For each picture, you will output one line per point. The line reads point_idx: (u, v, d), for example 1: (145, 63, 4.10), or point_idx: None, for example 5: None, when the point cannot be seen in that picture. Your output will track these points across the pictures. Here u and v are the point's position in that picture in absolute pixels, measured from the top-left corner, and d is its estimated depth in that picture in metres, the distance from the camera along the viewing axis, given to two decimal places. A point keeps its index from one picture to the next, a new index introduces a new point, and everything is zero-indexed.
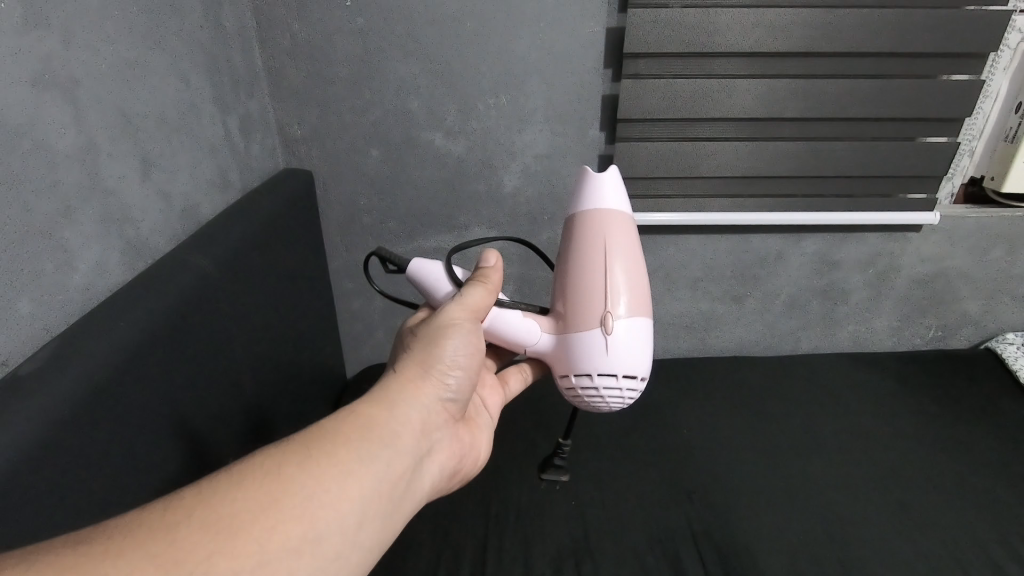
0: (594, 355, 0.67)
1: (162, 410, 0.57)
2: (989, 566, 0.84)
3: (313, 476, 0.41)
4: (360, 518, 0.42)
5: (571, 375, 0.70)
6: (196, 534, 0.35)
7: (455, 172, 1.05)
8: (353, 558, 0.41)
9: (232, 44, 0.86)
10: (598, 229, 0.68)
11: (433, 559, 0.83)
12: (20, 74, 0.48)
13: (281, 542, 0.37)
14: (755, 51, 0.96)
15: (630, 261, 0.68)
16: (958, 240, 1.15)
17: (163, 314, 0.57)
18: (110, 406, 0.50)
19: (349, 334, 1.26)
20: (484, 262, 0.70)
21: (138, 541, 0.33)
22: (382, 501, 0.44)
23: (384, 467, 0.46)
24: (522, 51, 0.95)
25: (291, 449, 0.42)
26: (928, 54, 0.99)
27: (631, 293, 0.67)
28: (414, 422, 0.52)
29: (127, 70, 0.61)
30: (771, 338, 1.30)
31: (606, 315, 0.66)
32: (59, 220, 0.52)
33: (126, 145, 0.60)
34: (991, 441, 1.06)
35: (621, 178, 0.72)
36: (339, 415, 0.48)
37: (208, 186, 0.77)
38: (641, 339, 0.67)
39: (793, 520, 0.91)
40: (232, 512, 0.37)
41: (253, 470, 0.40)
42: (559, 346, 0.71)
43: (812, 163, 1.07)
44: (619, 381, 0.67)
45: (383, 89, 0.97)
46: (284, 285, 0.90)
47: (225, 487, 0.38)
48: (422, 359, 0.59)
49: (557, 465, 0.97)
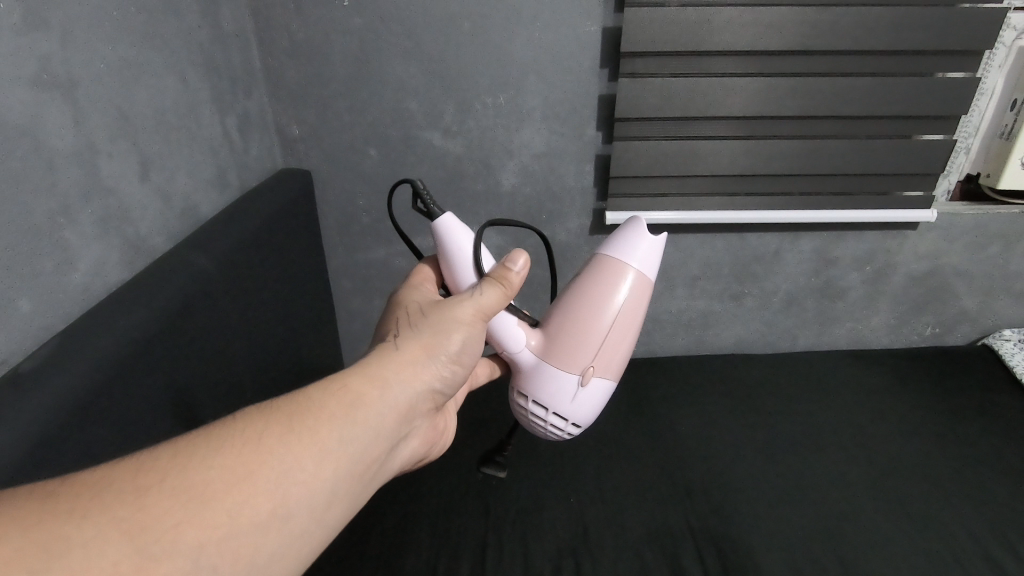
0: (560, 396, 0.74)
1: (154, 404, 0.61)
2: (978, 557, 0.85)
3: (290, 455, 0.44)
4: (328, 499, 0.46)
5: (529, 398, 0.77)
6: (170, 499, 0.38)
7: (454, 172, 1.09)
8: (316, 534, 0.45)
9: (231, 45, 0.90)
10: (623, 293, 0.71)
11: (432, 552, 0.86)
12: (20, 76, 0.52)
13: (252, 515, 0.41)
14: (753, 50, 0.94)
15: (631, 333, 0.73)
16: (954, 237, 1.17)
17: (153, 317, 0.61)
18: (104, 404, 0.54)
19: (354, 331, 1.31)
20: (512, 263, 0.68)
21: (115, 499, 0.37)
22: (350, 484, 0.48)
23: (358, 453, 0.49)
24: (517, 50, 0.98)
25: (276, 424, 0.46)
26: (930, 52, 0.96)
27: (616, 362, 0.73)
28: (399, 410, 0.56)
29: (123, 72, 0.65)
30: (770, 335, 1.32)
31: (588, 371, 0.72)
32: (58, 220, 0.57)
33: (122, 145, 0.65)
34: (989, 436, 1.07)
35: (661, 250, 0.74)
36: (328, 392, 0.51)
37: (204, 185, 0.82)
38: (601, 398, 0.75)
39: (778, 511, 0.93)
40: (209, 480, 0.40)
41: (236, 441, 0.43)
42: (533, 368, 0.75)
43: (810, 161, 1.04)
44: (566, 423, 0.76)
45: (382, 91, 1.01)
46: (286, 287, 0.95)
47: (204, 456, 0.42)
48: (426, 346, 0.61)
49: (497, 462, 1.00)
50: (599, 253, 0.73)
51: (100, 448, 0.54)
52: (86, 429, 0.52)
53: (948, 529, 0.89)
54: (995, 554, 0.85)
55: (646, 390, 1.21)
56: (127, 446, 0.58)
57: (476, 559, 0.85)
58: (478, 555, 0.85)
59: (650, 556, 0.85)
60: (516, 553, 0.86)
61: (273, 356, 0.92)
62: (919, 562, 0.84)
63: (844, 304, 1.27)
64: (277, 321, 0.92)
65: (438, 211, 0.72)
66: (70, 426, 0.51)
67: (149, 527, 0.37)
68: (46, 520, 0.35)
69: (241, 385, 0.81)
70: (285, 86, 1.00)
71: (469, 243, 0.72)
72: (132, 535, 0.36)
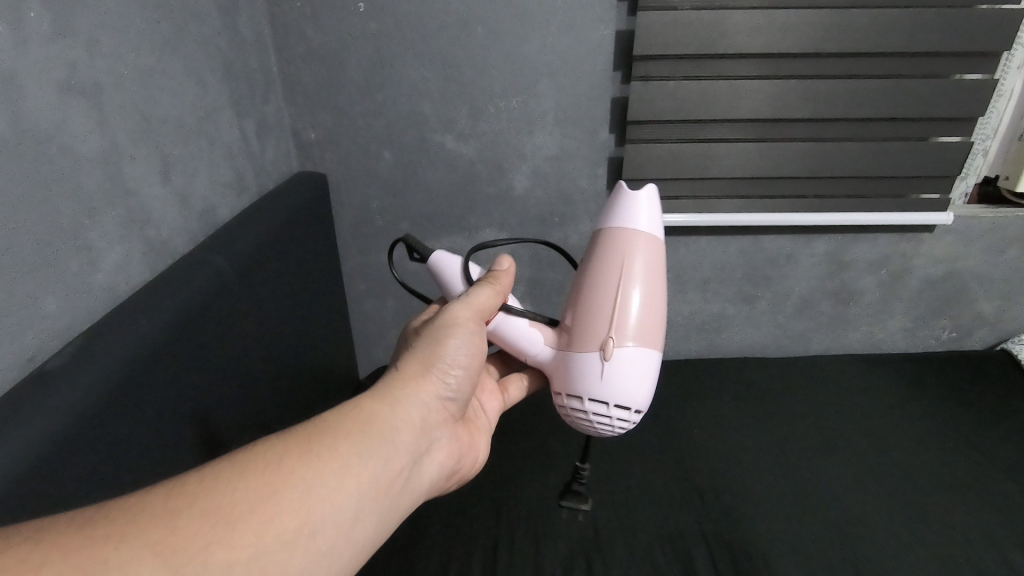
0: (590, 378, 0.70)
1: (174, 402, 0.63)
2: (996, 563, 0.84)
3: (309, 471, 0.45)
4: (354, 514, 0.47)
5: (564, 393, 0.74)
6: (195, 522, 0.39)
7: (467, 175, 1.10)
8: (347, 549, 0.46)
9: (249, 51, 0.92)
10: (622, 251, 0.70)
11: (446, 554, 0.87)
12: (48, 82, 0.54)
13: (279, 533, 0.42)
14: (766, 53, 0.94)
15: (647, 292, 0.70)
16: (971, 240, 1.16)
17: (175, 316, 0.63)
18: (127, 402, 0.56)
19: (367, 333, 1.32)
20: (497, 265, 0.74)
21: (144, 525, 0.38)
22: (376, 499, 0.49)
23: (378, 466, 0.50)
24: (530, 54, 0.98)
25: (292, 443, 0.47)
26: (944, 53, 0.95)
27: (638, 325, 0.69)
28: (414, 421, 0.57)
29: (147, 78, 0.67)
30: (784, 339, 1.31)
31: (606, 341, 0.68)
32: (83, 221, 0.58)
33: (145, 148, 0.67)
34: (1008, 442, 1.05)
35: (658, 203, 0.73)
36: (341, 412, 0.53)
37: (223, 188, 0.83)
38: (639, 371, 0.69)
39: (791, 515, 0.93)
40: (232, 502, 0.41)
41: (256, 463, 0.44)
42: (558, 360, 0.74)
43: (825, 164, 1.04)
44: (609, 409, 0.70)
45: (396, 95, 1.02)
46: (302, 289, 0.97)
47: (226, 479, 0.42)
48: (426, 358, 0.63)
49: (575, 492, 0.95)
50: (594, 227, 0.74)
51: (124, 447, 0.55)
52: (108, 431, 0.53)
53: (965, 534, 0.89)
54: (1014, 560, 0.84)
55: (658, 393, 1.21)
56: (150, 446, 0.59)
57: (488, 560, 0.85)
58: (491, 557, 0.86)
59: (662, 558, 0.85)
60: (528, 554, 0.86)
61: (289, 357, 0.93)
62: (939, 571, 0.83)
63: (859, 307, 1.25)
64: (292, 322, 0.93)
65: (427, 251, 0.78)
66: (92, 432, 0.52)
67: (179, 550, 0.37)
68: (78, 547, 0.35)
69: (258, 385, 0.82)
70: (301, 91, 1.02)
71: (458, 264, 0.75)
72: (164, 558, 0.37)
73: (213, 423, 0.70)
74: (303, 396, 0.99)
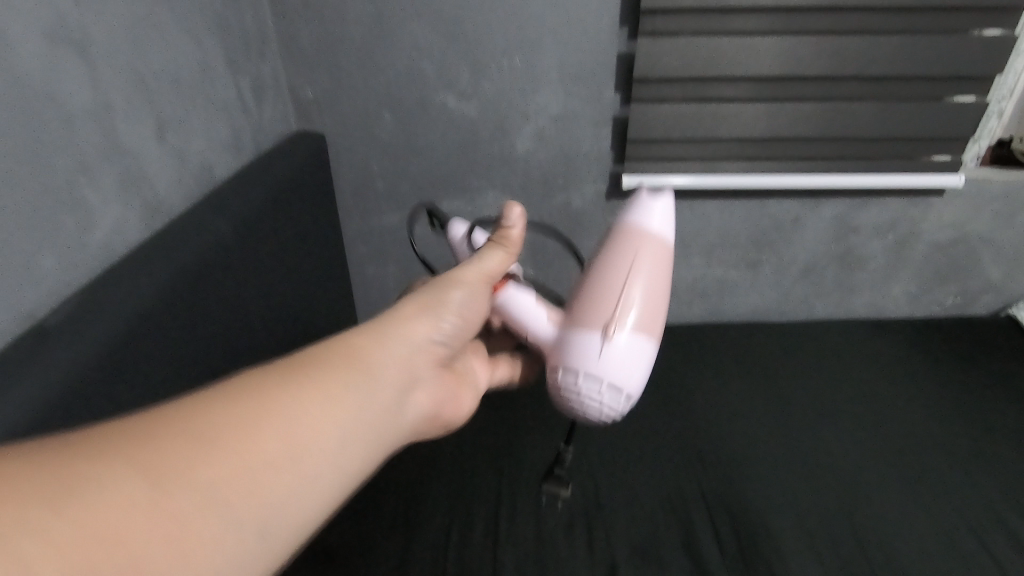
0: (586, 356, 0.67)
1: (177, 362, 0.63)
2: (997, 529, 0.85)
3: (296, 401, 0.45)
4: (339, 447, 0.47)
5: (556, 373, 0.70)
6: (178, 441, 0.39)
7: (468, 136, 1.08)
8: (332, 480, 0.46)
9: (243, 5, 0.89)
10: (635, 242, 0.71)
11: (449, 513, 0.88)
12: (34, 32, 0.52)
13: (262, 458, 0.42)
14: (777, 7, 0.91)
15: (654, 286, 0.70)
16: (980, 203, 1.14)
17: (173, 277, 0.62)
18: (130, 362, 0.56)
19: (367, 296, 1.32)
20: (508, 217, 0.70)
21: (126, 442, 0.38)
22: (361, 432, 0.49)
23: (365, 401, 0.50)
24: (534, 9, 0.95)
25: (282, 372, 0.47)
26: (962, 8, 0.92)
27: (643, 313, 0.68)
28: (404, 361, 0.57)
29: (137, 30, 0.65)
30: (786, 304, 1.30)
31: (614, 320, 0.67)
32: (77, 178, 0.57)
33: (138, 104, 0.65)
34: (1007, 408, 1.06)
35: (673, 206, 0.75)
36: (332, 347, 0.52)
37: (219, 147, 0.82)
38: (639, 358, 0.67)
39: (792, 481, 0.93)
40: (216, 427, 0.41)
41: (243, 390, 0.44)
42: (557, 340, 0.72)
43: (835, 124, 1.02)
44: (602, 389, 0.67)
45: (396, 52, 0.99)
46: (301, 253, 0.96)
47: (212, 403, 0.42)
48: (425, 302, 0.62)
49: (557, 477, 0.88)
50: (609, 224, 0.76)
51: (125, 410, 0.55)
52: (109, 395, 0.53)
53: (966, 501, 0.89)
54: (1013, 525, 0.85)
55: (660, 357, 1.21)
56: (152, 410, 0.59)
57: (491, 522, 0.86)
58: (492, 519, 0.87)
59: (663, 522, 0.86)
60: (529, 517, 0.87)
61: (289, 322, 0.92)
62: (932, 536, 0.84)
63: (864, 272, 1.24)
64: (291, 287, 0.92)
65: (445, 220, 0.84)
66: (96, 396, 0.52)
67: (159, 469, 0.37)
68: (57, 456, 0.35)
69: (259, 348, 0.82)
70: (298, 48, 0.99)
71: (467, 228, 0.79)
72: (142, 475, 0.37)
73: (213, 388, 0.70)
74: (305, 360, 0.99)
